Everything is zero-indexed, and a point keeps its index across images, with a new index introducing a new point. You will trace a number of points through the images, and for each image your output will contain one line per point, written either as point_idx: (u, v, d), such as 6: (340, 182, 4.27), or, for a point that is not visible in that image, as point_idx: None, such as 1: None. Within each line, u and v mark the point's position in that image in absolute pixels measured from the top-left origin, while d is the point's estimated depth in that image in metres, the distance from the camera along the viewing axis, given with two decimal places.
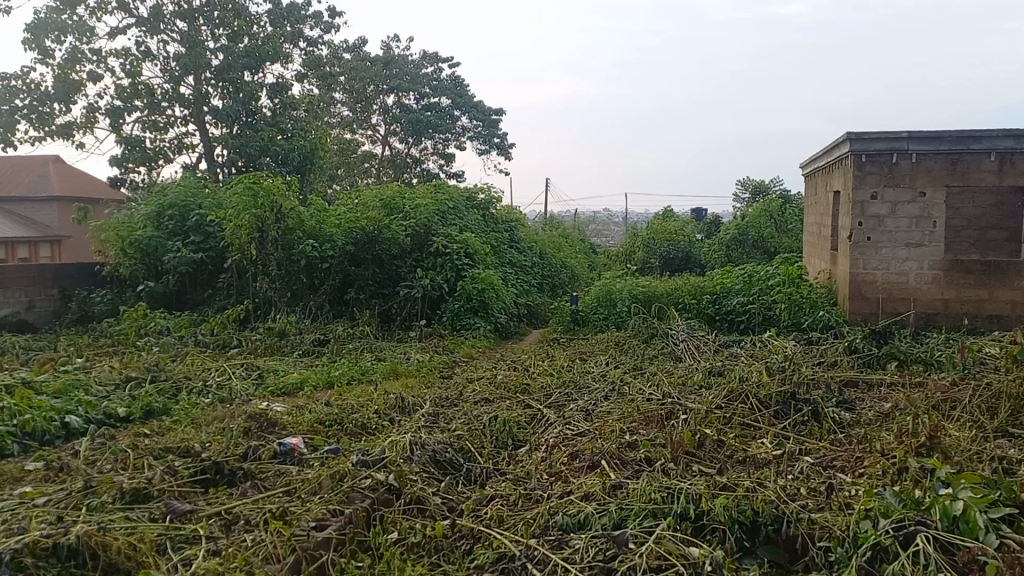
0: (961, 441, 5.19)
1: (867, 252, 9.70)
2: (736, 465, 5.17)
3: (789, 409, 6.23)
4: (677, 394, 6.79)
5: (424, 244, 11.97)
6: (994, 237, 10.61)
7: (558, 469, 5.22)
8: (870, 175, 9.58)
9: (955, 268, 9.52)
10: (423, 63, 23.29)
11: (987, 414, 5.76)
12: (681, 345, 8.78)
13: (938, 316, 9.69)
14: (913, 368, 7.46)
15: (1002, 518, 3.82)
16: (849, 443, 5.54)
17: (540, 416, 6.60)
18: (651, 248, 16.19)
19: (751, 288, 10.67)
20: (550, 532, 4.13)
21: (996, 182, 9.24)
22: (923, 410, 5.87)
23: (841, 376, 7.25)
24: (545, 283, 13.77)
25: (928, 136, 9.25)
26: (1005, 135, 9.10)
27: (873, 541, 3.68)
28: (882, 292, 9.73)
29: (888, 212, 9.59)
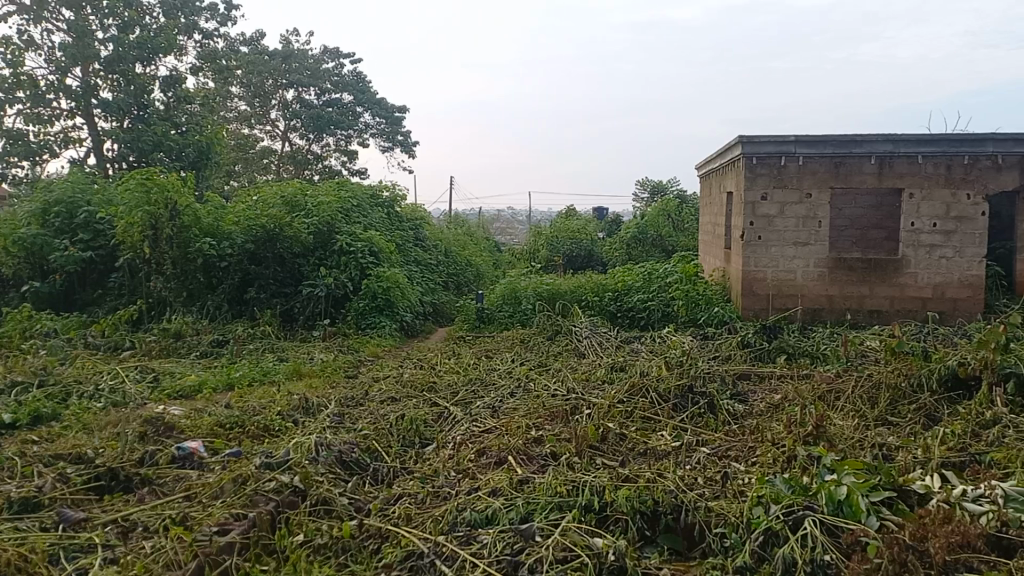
0: (845, 429, 5.51)
1: (758, 250, 10.13)
2: (638, 457, 5.34)
3: (686, 402, 6.46)
4: (581, 390, 6.94)
5: (327, 242, 11.84)
6: (874, 236, 11.24)
7: (465, 466, 5.27)
8: (761, 177, 10.02)
9: (838, 265, 10.02)
10: (324, 58, 22.91)
11: (868, 404, 6.12)
12: (584, 341, 8.96)
13: (823, 311, 10.16)
14: (801, 360, 7.86)
15: (882, 502, 4.07)
16: (742, 433, 5.80)
17: (447, 413, 6.65)
18: (555, 246, 16.41)
19: (650, 285, 10.99)
20: (458, 528, 4.17)
21: (876, 184, 9.78)
22: (809, 400, 6.22)
23: (735, 369, 7.56)
24: (450, 282, 13.79)
25: (814, 140, 9.73)
26: (884, 140, 9.63)
27: (765, 526, 3.89)
28: (772, 289, 10.18)
29: (777, 213, 10.04)
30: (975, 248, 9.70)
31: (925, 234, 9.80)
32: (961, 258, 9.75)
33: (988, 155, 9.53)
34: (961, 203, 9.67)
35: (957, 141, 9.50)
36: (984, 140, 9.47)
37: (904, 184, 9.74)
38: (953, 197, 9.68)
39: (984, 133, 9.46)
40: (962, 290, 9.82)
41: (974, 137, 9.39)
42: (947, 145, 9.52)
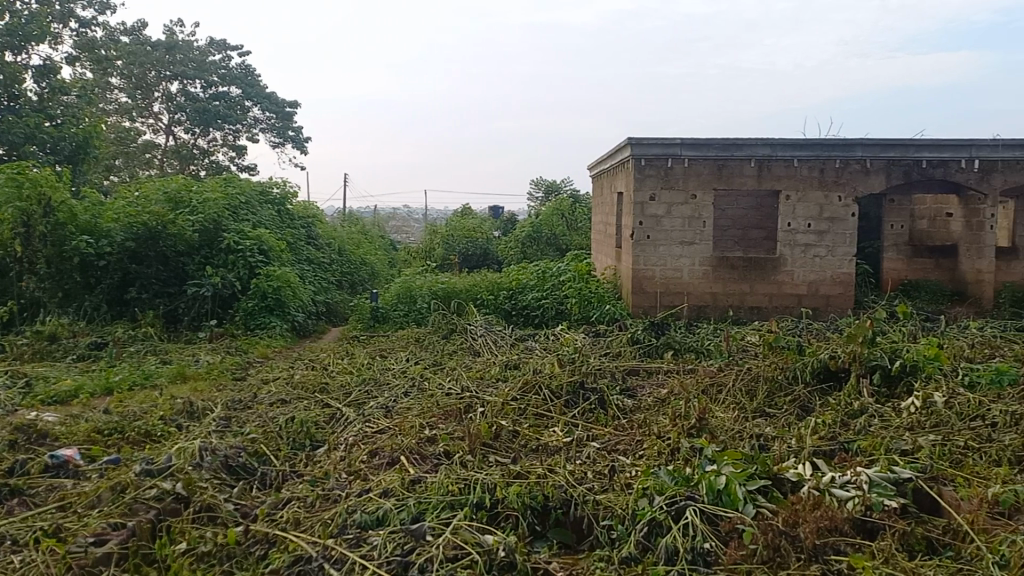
0: (726, 421, 5.75)
1: (646, 249, 10.41)
2: (530, 454, 5.41)
3: (578, 399, 6.59)
4: (474, 388, 6.98)
5: (214, 240, 11.47)
6: (754, 236, 11.74)
7: (356, 467, 5.22)
8: (649, 178, 10.30)
9: (721, 264, 10.41)
10: (211, 50, 22.16)
11: (748, 396, 6.40)
12: (479, 339, 9.00)
13: (707, 308, 10.54)
14: (687, 355, 8.13)
15: (758, 490, 4.27)
16: (631, 427, 5.97)
17: (339, 415, 6.56)
18: (450, 244, 16.39)
19: (543, 283, 11.15)
20: (347, 531, 4.13)
21: (756, 186, 10.22)
22: (694, 394, 6.44)
23: (624, 365, 7.76)
24: (344, 280, 13.59)
25: (698, 143, 10.08)
26: (763, 144, 10.07)
27: (649, 517, 4.01)
28: (660, 286, 10.48)
29: (664, 213, 10.35)
30: (845, 247, 10.26)
31: (800, 234, 10.30)
32: (833, 256, 10.29)
33: (857, 160, 10.11)
34: (833, 205, 10.22)
35: (829, 146, 10.04)
36: (854, 145, 10.04)
37: (781, 186, 10.21)
38: (826, 199, 10.22)
39: (854, 138, 10.03)
40: (834, 287, 10.36)
41: (844, 142, 9.92)
42: (820, 149, 10.04)
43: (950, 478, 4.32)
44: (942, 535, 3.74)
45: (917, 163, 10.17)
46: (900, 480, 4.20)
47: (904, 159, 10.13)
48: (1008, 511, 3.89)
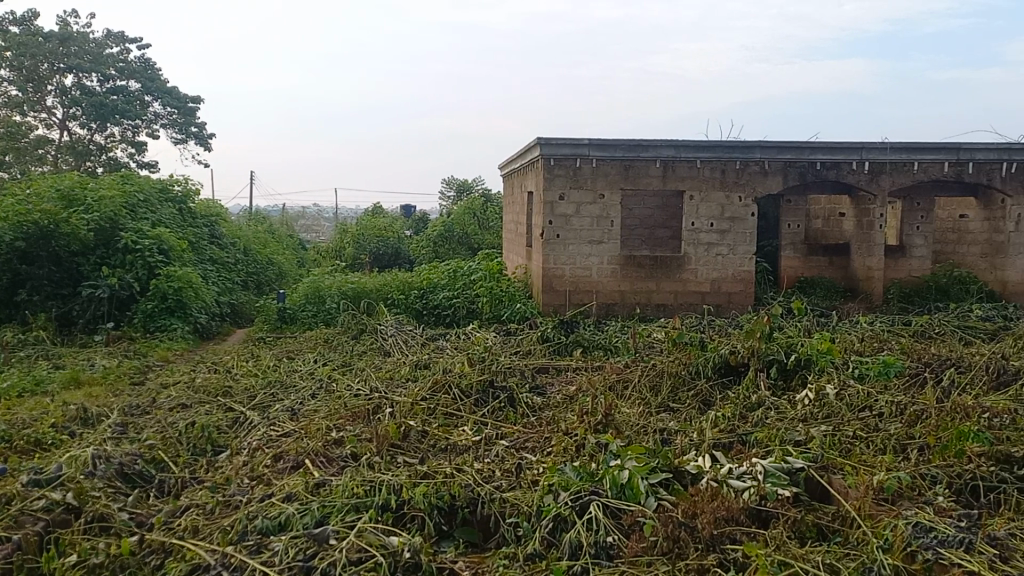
0: (631, 417, 5.86)
1: (556, 248, 10.51)
2: (438, 454, 5.39)
3: (487, 397, 6.60)
4: (383, 388, 6.91)
5: (110, 240, 11.01)
6: (660, 235, 12.02)
7: (259, 472, 5.10)
8: (558, 178, 10.39)
9: (629, 262, 10.60)
10: (107, 42, 21.27)
11: (654, 392, 6.54)
12: (389, 340, 8.91)
13: (616, 306, 10.71)
14: (595, 353, 8.25)
15: (660, 483, 4.36)
16: (539, 424, 6.02)
17: (243, 419, 6.39)
18: (361, 244, 16.17)
19: (454, 283, 11.13)
20: (248, 537, 4.03)
21: (661, 186, 10.45)
22: (601, 391, 6.54)
23: (534, 363, 7.81)
24: (249, 281, 13.26)
25: (606, 143, 10.22)
26: (667, 145, 10.30)
27: (554, 513, 4.05)
28: (570, 285, 10.59)
29: (573, 212, 10.47)
30: (746, 246, 10.60)
31: (703, 233, 10.59)
32: (735, 255, 10.62)
33: (757, 161, 10.46)
34: (734, 205, 10.55)
35: (730, 148, 10.34)
36: (753, 147, 10.38)
37: (685, 186, 10.48)
38: (727, 199, 10.54)
39: (753, 141, 10.36)
40: (736, 284, 10.69)
41: (744, 144, 10.25)
42: (721, 151, 10.34)
43: (839, 466, 4.51)
44: (831, 521, 3.91)
45: (812, 165, 10.58)
46: (793, 470, 4.36)
47: (800, 161, 10.53)
48: (892, 497, 4.08)
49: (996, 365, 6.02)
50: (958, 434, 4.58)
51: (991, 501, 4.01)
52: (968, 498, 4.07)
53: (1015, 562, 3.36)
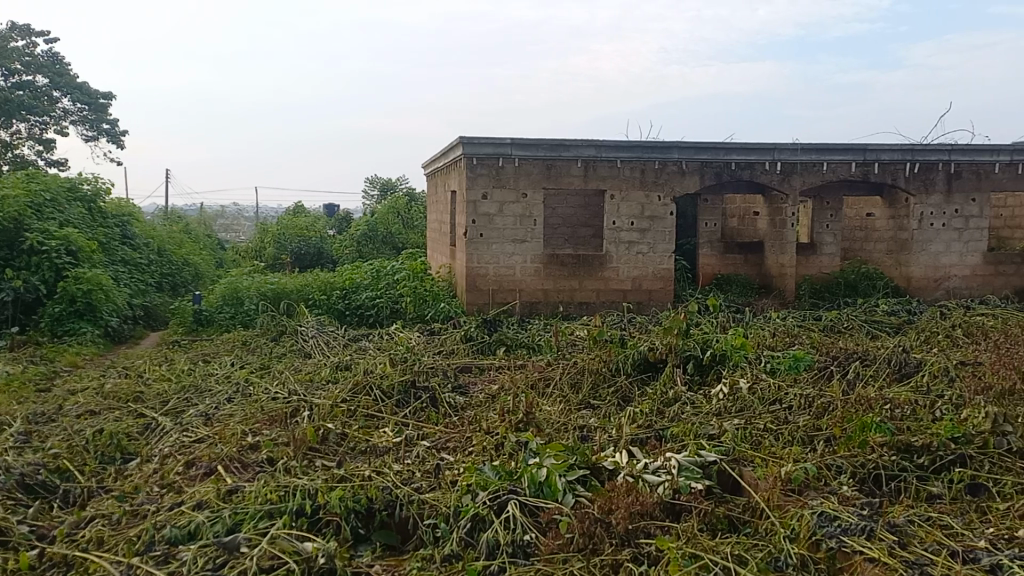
0: (552, 414, 5.90)
1: (480, 247, 10.49)
2: (358, 456, 5.32)
3: (408, 398, 6.54)
4: (301, 390, 6.79)
5: (14, 241, 10.54)
6: (583, 233, 12.15)
7: (170, 479, 4.96)
8: (480, 177, 10.37)
9: (551, 261, 10.67)
10: (12, 35, 20.33)
11: (575, 389, 6.59)
12: (309, 341, 8.76)
13: (539, 304, 10.76)
14: (518, 351, 8.28)
15: (577, 480, 4.38)
16: (461, 424, 6.00)
17: (154, 425, 6.19)
18: (282, 243, 15.83)
19: (377, 283, 11.03)
20: (155, 547, 3.91)
21: (582, 185, 10.55)
22: (522, 389, 6.56)
23: (457, 363, 7.78)
24: (163, 282, 12.86)
25: (527, 143, 10.27)
26: (588, 145, 10.41)
27: (472, 513, 4.03)
28: (493, 284, 10.59)
29: (496, 212, 10.47)
30: (665, 244, 10.80)
31: (624, 231, 10.73)
32: (654, 253, 10.80)
33: (674, 161, 10.67)
34: (654, 204, 10.73)
35: (649, 148, 10.52)
36: (670, 147, 10.58)
37: (606, 186, 10.60)
38: (646, 198, 10.71)
39: (670, 141, 10.57)
40: (656, 282, 10.88)
41: (662, 145, 10.44)
42: (640, 151, 10.51)
43: (750, 459, 4.63)
44: (742, 513, 4.00)
45: (727, 165, 10.84)
46: (706, 463, 4.45)
47: (716, 161, 10.78)
48: (799, 487, 4.21)
49: (898, 358, 6.26)
50: (862, 425, 4.75)
51: (893, 489, 4.17)
52: (871, 487, 4.22)
53: (912, 548, 3.50)
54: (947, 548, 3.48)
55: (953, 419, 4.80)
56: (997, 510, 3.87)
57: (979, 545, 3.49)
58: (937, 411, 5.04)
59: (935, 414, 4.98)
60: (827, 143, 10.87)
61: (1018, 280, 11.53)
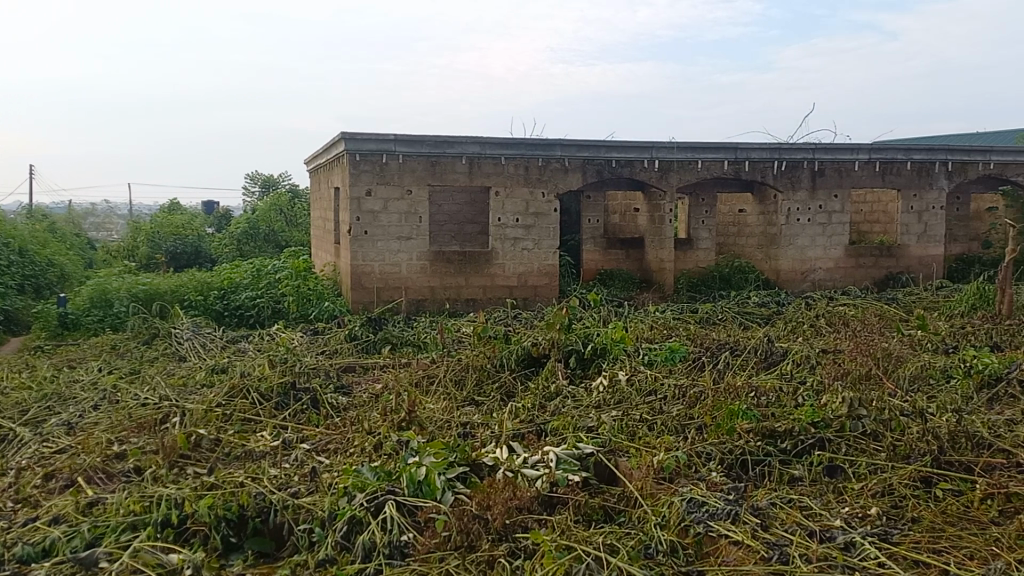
0: (435, 412, 5.86)
1: (364, 245, 10.32)
2: (233, 462, 5.14)
3: (288, 400, 6.35)
4: (174, 395, 6.51)
5: None
6: (469, 230, 12.16)
7: (26, 494, 4.66)
8: (364, 173, 10.20)
9: (437, 258, 10.63)
10: None
11: (458, 386, 6.58)
12: (184, 344, 8.42)
13: (426, 301, 10.69)
14: (403, 350, 8.19)
15: (456, 477, 4.33)
16: (342, 425, 5.87)
17: (11, 436, 5.80)
18: (156, 242, 15.16)
19: (259, 282, 10.70)
20: (4, 567, 3.66)
21: (467, 182, 10.56)
22: (405, 387, 6.48)
23: (339, 362, 7.64)
24: (25, 284, 12.10)
25: (411, 139, 10.17)
26: (472, 142, 10.39)
27: (348, 516, 3.91)
28: (379, 282, 10.44)
29: (381, 208, 10.33)
30: (550, 240, 10.95)
31: (509, 228, 10.82)
32: (539, 249, 10.94)
33: (557, 159, 10.82)
34: (538, 201, 10.85)
35: (532, 146, 10.62)
36: (553, 145, 10.72)
37: (491, 183, 10.64)
38: (531, 195, 10.82)
39: (553, 139, 10.70)
40: (541, 278, 11.02)
41: (545, 142, 10.56)
42: (524, 149, 10.60)
43: (625, 450, 4.74)
44: (617, 503, 4.08)
45: (608, 162, 11.06)
46: (583, 455, 4.52)
47: (597, 159, 10.98)
48: (670, 475, 4.34)
49: (765, 347, 6.55)
50: (730, 413, 4.94)
51: (758, 473, 4.34)
52: (739, 472, 4.38)
53: (774, 530, 3.65)
54: (806, 528, 3.64)
55: (814, 405, 5.05)
56: (851, 489, 4.09)
57: (835, 524, 3.67)
58: (799, 397, 5.29)
59: (798, 400, 5.23)
60: (702, 142, 11.24)
61: (877, 272, 12.25)
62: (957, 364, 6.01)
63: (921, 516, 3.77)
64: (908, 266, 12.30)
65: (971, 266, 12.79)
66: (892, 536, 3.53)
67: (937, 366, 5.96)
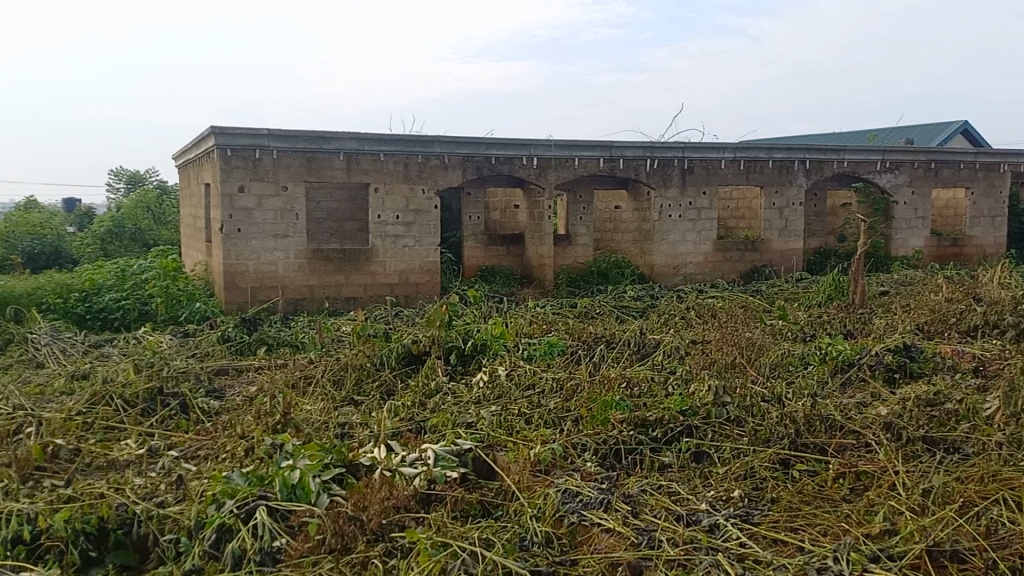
0: (312, 413, 5.74)
1: (238, 243, 9.99)
2: (94, 473, 4.88)
3: (156, 405, 6.07)
4: (29, 404, 6.10)
5: None
6: (349, 228, 11.98)
7: None
8: (236, 169, 9.87)
9: (316, 256, 10.42)
10: None
11: (337, 386, 6.46)
12: (42, 350, 7.92)
13: (304, 301, 10.45)
14: (280, 351, 7.99)
15: (332, 479, 4.23)
16: (213, 429, 5.66)
17: None
18: (10, 241, 14.17)
19: (124, 283, 10.18)
20: None
21: (345, 178, 10.39)
22: (280, 389, 6.32)
23: (211, 365, 7.37)
24: None
25: (285, 134, 9.91)
26: (349, 138, 10.23)
27: (217, 523, 3.78)
28: (254, 282, 10.13)
29: (254, 205, 10.02)
30: (430, 238, 10.93)
31: (389, 225, 10.72)
32: (421, 246, 10.90)
33: (436, 155, 10.80)
34: (418, 197, 10.81)
35: (410, 142, 10.56)
36: (432, 141, 10.69)
37: (369, 179, 10.51)
38: (410, 192, 10.76)
39: (432, 135, 10.67)
40: (423, 275, 10.99)
41: (424, 139, 10.52)
42: (402, 145, 10.52)
43: (502, 444, 4.77)
44: (494, 497, 4.12)
45: (487, 159, 11.12)
46: (461, 452, 4.53)
47: (476, 156, 11.02)
48: (546, 468, 4.41)
49: (638, 340, 6.75)
50: (604, 405, 5.08)
51: (631, 462, 4.47)
52: (612, 461, 4.50)
53: (644, 516, 3.76)
54: (673, 513, 3.78)
55: (683, 394, 5.25)
56: (716, 473, 4.27)
57: (701, 508, 3.82)
58: (670, 386, 5.49)
59: (668, 390, 5.42)
60: (579, 140, 11.46)
61: (743, 265, 12.82)
62: (814, 352, 6.36)
63: (779, 496, 3.97)
64: (772, 260, 12.93)
65: (828, 259, 13.58)
66: (754, 517, 3.71)
67: (796, 354, 6.29)
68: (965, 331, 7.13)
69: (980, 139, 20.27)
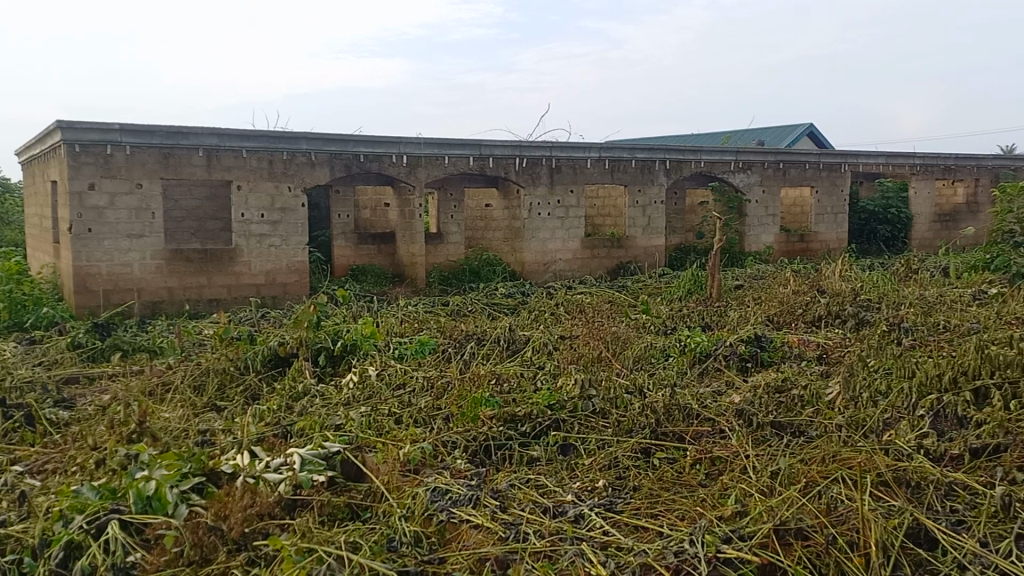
0: (170, 421, 5.50)
1: (89, 244, 9.45)
2: None
3: None
4: None
5: None
6: (211, 227, 11.54)
7: None
8: (85, 166, 9.32)
9: (174, 257, 9.98)
10: None
11: (198, 391, 6.22)
12: None
13: (163, 303, 9.99)
14: (137, 356, 7.61)
15: (191, 489, 4.06)
16: (62, 441, 5.34)
17: None
18: None
19: None
20: None
21: (205, 176, 10.00)
22: (136, 396, 6.03)
23: (59, 373, 6.94)
24: None
25: (139, 129, 9.44)
26: (209, 133, 9.86)
27: (64, 541, 3.57)
28: (108, 284, 9.60)
29: (107, 204, 9.50)
30: (297, 237, 10.69)
31: (254, 224, 10.41)
32: (287, 245, 10.64)
33: (302, 152, 10.55)
34: (283, 195, 10.54)
35: (274, 139, 10.27)
36: (297, 138, 10.45)
37: (231, 176, 10.16)
38: (275, 190, 10.49)
39: (297, 132, 10.41)
40: (290, 275, 10.73)
41: (288, 135, 10.26)
42: (266, 141, 10.23)
43: (372, 445, 4.73)
44: (362, 499, 4.08)
45: (355, 157, 10.96)
46: (329, 454, 4.46)
47: (344, 154, 10.85)
48: (415, 467, 4.41)
49: (508, 336, 6.83)
50: (473, 402, 5.13)
51: (500, 458, 4.53)
52: (481, 458, 4.54)
53: (511, 510, 3.82)
54: (540, 505, 3.85)
55: (551, 389, 5.36)
56: (582, 465, 4.39)
57: (566, 499, 3.91)
58: (538, 381, 5.60)
59: (536, 385, 5.52)
60: (448, 138, 11.47)
61: (609, 261, 13.19)
62: (674, 344, 6.62)
63: (640, 484, 4.11)
64: (636, 256, 13.36)
65: (688, 255, 14.16)
66: (616, 505, 3.83)
67: (657, 347, 6.52)
68: (812, 320, 7.59)
69: (825, 141, 21.61)
